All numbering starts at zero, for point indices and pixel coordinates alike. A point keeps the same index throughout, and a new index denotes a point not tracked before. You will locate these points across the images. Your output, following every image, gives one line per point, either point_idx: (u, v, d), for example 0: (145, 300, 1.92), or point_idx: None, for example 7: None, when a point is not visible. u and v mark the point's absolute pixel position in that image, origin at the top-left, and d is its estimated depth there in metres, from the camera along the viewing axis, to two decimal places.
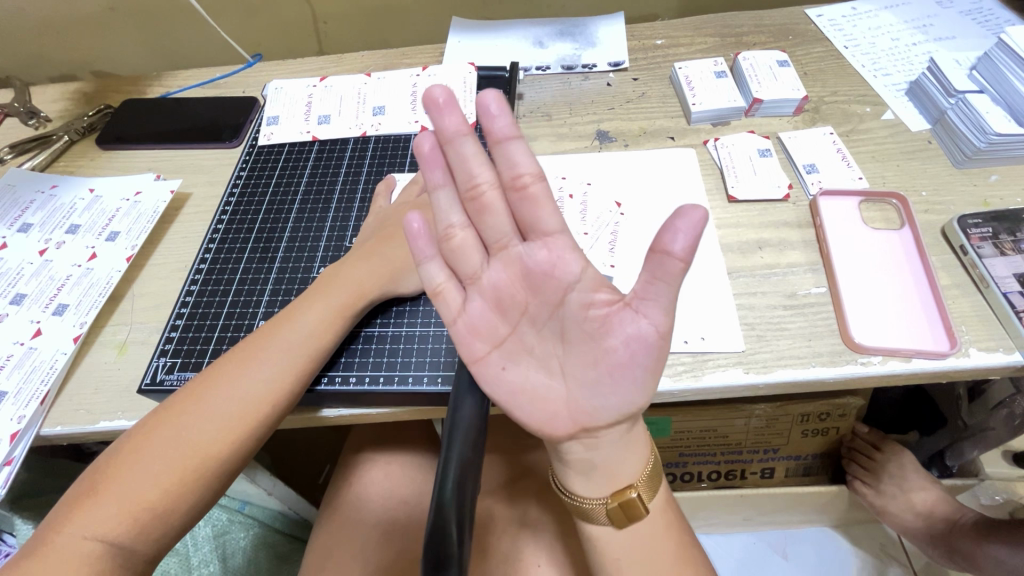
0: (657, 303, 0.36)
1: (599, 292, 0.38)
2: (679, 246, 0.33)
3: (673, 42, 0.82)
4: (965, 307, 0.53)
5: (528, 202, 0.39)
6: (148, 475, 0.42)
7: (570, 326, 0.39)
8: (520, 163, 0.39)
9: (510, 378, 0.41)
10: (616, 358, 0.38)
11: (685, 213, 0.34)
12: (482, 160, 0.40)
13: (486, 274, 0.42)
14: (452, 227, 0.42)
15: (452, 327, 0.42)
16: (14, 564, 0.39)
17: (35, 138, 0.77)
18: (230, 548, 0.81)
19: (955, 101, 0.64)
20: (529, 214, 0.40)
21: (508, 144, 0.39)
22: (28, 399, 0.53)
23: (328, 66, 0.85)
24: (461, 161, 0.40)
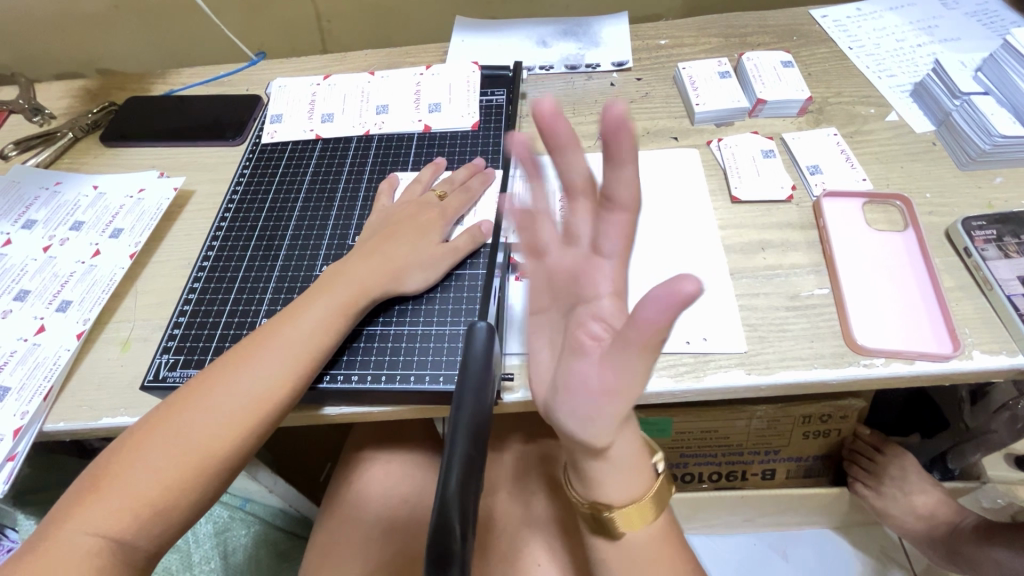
0: (623, 354, 0.36)
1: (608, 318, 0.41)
2: (648, 314, 0.33)
3: (677, 42, 0.82)
4: (968, 310, 0.53)
5: (610, 217, 0.44)
6: (151, 472, 0.42)
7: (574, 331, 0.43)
8: (621, 188, 0.43)
9: (530, 341, 0.46)
10: (572, 381, 0.40)
11: (671, 284, 0.32)
12: (581, 170, 0.45)
13: (546, 254, 0.46)
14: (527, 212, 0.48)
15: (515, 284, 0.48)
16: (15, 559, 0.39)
17: (39, 135, 0.78)
18: (231, 545, 0.81)
19: (960, 103, 0.64)
20: (603, 227, 0.44)
21: (619, 168, 0.42)
22: (31, 396, 0.53)
23: (332, 65, 0.85)
24: (563, 166, 0.45)
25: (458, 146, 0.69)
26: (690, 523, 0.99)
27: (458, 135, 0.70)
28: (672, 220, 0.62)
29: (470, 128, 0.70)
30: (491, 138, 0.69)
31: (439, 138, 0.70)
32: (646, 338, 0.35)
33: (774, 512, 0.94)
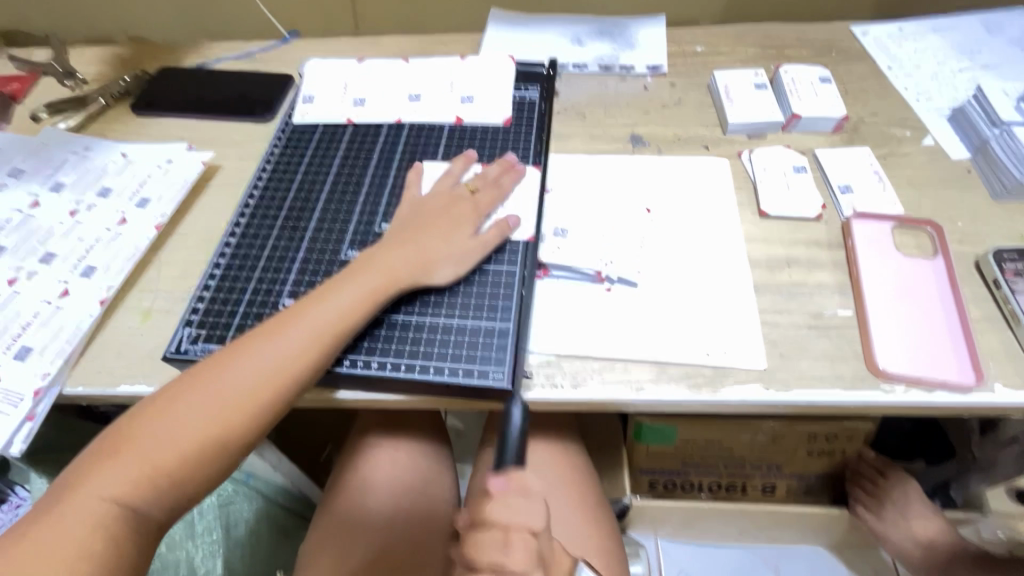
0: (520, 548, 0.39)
1: (525, 535, 0.40)
2: (537, 515, 0.41)
3: (714, 49, 0.81)
4: (992, 342, 0.52)
5: (516, 509, 0.41)
6: (171, 440, 0.42)
7: (518, 536, 0.39)
8: (534, 515, 0.41)
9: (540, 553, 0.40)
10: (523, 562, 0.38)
11: (509, 533, 0.40)
12: (536, 505, 0.42)
13: (534, 516, 0.41)
14: (517, 518, 0.40)
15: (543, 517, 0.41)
16: (30, 519, 0.39)
17: (71, 99, 0.78)
18: (234, 518, 0.81)
19: (999, 132, 0.64)
20: (521, 504, 0.41)
21: (530, 494, 0.42)
22: (53, 357, 0.54)
23: (365, 49, 0.85)
24: (521, 505, 0.41)
25: (489, 140, 0.68)
26: (686, 531, 0.99)
27: (491, 128, 0.70)
28: (698, 228, 0.62)
29: (503, 122, 0.70)
30: (522, 134, 0.69)
31: (471, 129, 0.70)
32: (512, 532, 0.40)
33: (772, 527, 0.94)
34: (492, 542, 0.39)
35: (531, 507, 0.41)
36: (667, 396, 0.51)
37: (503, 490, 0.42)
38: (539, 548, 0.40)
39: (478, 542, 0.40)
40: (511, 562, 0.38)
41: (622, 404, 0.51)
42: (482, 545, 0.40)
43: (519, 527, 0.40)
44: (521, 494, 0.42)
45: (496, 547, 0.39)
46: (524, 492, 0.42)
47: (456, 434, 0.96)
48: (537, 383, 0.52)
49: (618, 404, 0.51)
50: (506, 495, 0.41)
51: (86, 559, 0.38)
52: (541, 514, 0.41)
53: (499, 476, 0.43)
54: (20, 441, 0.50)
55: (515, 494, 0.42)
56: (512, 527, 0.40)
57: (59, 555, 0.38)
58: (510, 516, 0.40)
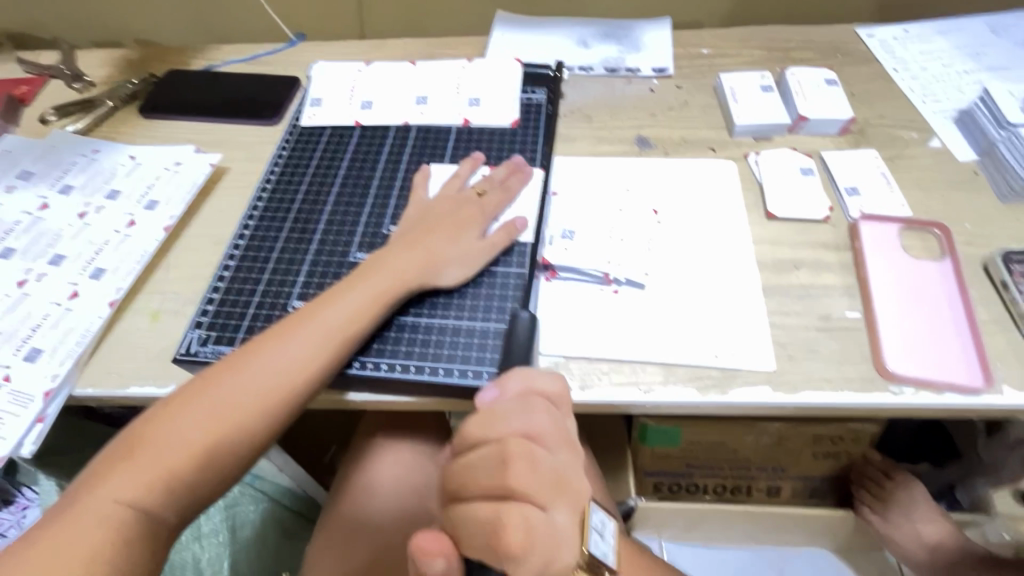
0: (519, 460, 0.36)
1: (527, 449, 0.37)
2: (539, 421, 0.38)
3: (719, 51, 0.81)
4: (1001, 344, 0.52)
5: (517, 414, 0.38)
6: (184, 443, 0.42)
7: (519, 468, 0.36)
8: (536, 423, 0.38)
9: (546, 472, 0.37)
10: (528, 483, 0.36)
11: (506, 429, 0.37)
12: (537, 412, 0.39)
13: (536, 425, 0.38)
14: (517, 422, 0.38)
15: (546, 431, 0.38)
16: (46, 522, 0.40)
17: (79, 102, 0.79)
18: (240, 520, 0.82)
19: (1007, 134, 0.64)
20: (519, 414, 0.38)
21: (531, 405, 0.39)
22: (63, 359, 0.54)
23: (372, 52, 0.85)
24: (520, 418, 0.38)
25: (496, 143, 0.69)
26: (691, 533, 0.99)
27: (497, 130, 0.70)
28: (706, 230, 0.62)
29: (510, 125, 0.70)
30: (529, 136, 0.69)
31: (478, 131, 0.70)
32: (509, 444, 0.36)
33: (777, 529, 0.94)
34: (486, 464, 0.36)
35: (528, 410, 0.38)
36: (676, 398, 0.51)
37: (500, 397, 0.40)
38: (541, 453, 0.37)
39: (470, 466, 0.36)
40: (512, 479, 0.35)
41: (631, 406, 0.51)
42: (475, 468, 0.36)
43: (520, 433, 0.37)
44: (521, 407, 0.39)
45: (491, 466, 0.36)
46: (523, 398, 0.39)
47: None
48: None
49: (626, 407, 0.51)
50: (502, 406, 0.38)
51: (99, 561, 0.38)
52: (542, 417, 0.38)
53: (489, 387, 0.40)
54: (30, 443, 0.50)
55: (512, 400, 0.39)
56: (509, 436, 0.37)
57: (73, 557, 0.38)
58: (507, 423, 0.37)
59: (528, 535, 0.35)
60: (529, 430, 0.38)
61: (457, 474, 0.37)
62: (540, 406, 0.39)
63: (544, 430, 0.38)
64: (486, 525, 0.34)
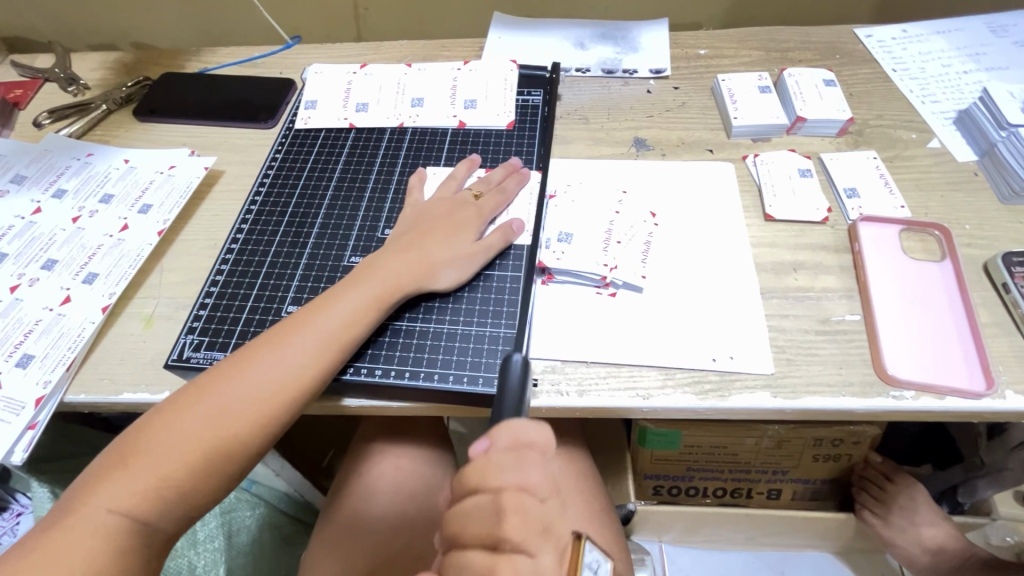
0: (509, 515, 0.32)
1: (517, 505, 0.33)
2: (532, 475, 0.34)
3: (717, 52, 0.81)
4: (1004, 348, 0.52)
5: (508, 465, 0.34)
6: (178, 451, 0.42)
7: (510, 521, 0.32)
8: (529, 476, 0.34)
9: (540, 526, 0.33)
10: (519, 538, 0.32)
11: (499, 484, 0.33)
12: (530, 462, 0.34)
13: (528, 478, 0.34)
14: (508, 476, 0.33)
15: (539, 481, 0.34)
16: (39, 531, 0.39)
17: (74, 105, 0.78)
18: (236, 525, 0.81)
19: (1007, 134, 0.63)
20: (509, 464, 0.34)
21: (525, 453, 0.35)
22: (54, 365, 0.53)
23: (367, 54, 0.85)
24: (510, 470, 0.34)
25: (492, 145, 0.68)
26: (691, 537, 0.98)
27: (493, 132, 0.69)
28: (703, 233, 0.61)
29: (505, 127, 0.69)
30: (525, 139, 0.68)
31: (474, 134, 0.69)
32: (501, 498, 0.33)
33: (778, 533, 0.93)
34: (478, 514, 0.33)
35: (522, 463, 0.34)
36: (673, 403, 0.50)
37: (490, 447, 0.35)
38: (537, 509, 0.33)
39: (462, 513, 0.34)
40: (504, 534, 0.32)
41: (628, 411, 0.51)
42: (471, 517, 0.33)
43: (512, 486, 0.33)
44: (514, 455, 0.34)
45: (482, 516, 0.33)
46: (516, 446, 0.35)
47: (460, 440, 0.95)
48: (542, 390, 0.51)
49: (623, 411, 0.51)
50: (492, 456, 0.34)
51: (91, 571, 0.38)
52: (535, 469, 0.34)
53: (478, 436, 0.35)
54: (20, 450, 0.49)
55: (503, 449, 0.34)
56: (505, 490, 0.33)
57: (65, 567, 0.37)
58: (500, 477, 0.33)
59: None
60: (521, 480, 0.33)
61: (452, 524, 0.34)
62: (533, 454, 0.35)
63: (539, 481, 0.34)
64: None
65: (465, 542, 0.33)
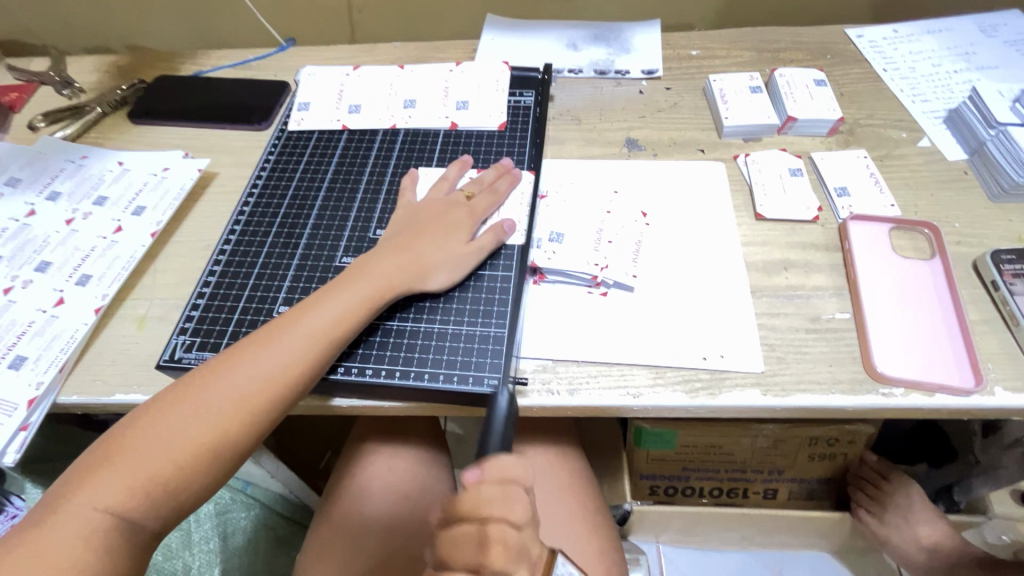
0: (494, 545, 0.36)
1: (501, 536, 0.37)
2: (516, 509, 0.38)
3: (709, 53, 0.81)
4: (992, 345, 0.52)
5: (495, 499, 0.38)
6: (164, 449, 0.42)
7: (494, 550, 0.36)
8: (512, 509, 0.38)
9: (518, 555, 0.37)
10: (500, 563, 0.36)
11: (485, 516, 0.37)
12: (515, 497, 0.38)
13: (511, 510, 0.38)
14: (494, 510, 0.37)
15: (521, 514, 0.38)
16: (22, 531, 0.39)
17: (68, 108, 0.79)
18: (231, 527, 0.81)
19: (996, 133, 0.63)
20: (495, 498, 0.38)
21: (509, 489, 0.39)
22: (47, 366, 0.54)
23: (361, 56, 0.85)
24: (495, 504, 0.38)
25: (484, 146, 0.68)
26: (688, 537, 0.98)
27: (485, 133, 0.70)
28: (694, 232, 0.61)
29: (497, 128, 0.70)
30: (517, 140, 0.69)
31: (466, 135, 0.70)
32: (486, 528, 0.37)
33: (775, 533, 0.93)
34: (466, 541, 0.37)
35: (508, 497, 0.38)
36: (664, 402, 0.50)
37: (480, 479, 0.39)
38: (517, 537, 0.37)
39: (450, 543, 0.37)
40: (490, 561, 0.36)
41: (618, 409, 0.51)
42: (458, 542, 0.37)
43: (498, 517, 0.37)
44: (500, 490, 0.38)
45: (469, 544, 0.36)
46: (503, 481, 0.39)
47: (456, 442, 0.95)
48: (532, 388, 0.52)
49: (614, 410, 0.51)
50: (480, 489, 0.38)
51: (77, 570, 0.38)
52: (519, 504, 0.38)
53: (471, 467, 0.39)
54: (12, 451, 0.49)
55: (492, 483, 0.39)
56: (491, 520, 0.37)
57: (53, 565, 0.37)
58: (489, 509, 0.37)
59: None
60: (505, 512, 0.37)
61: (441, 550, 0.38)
62: (517, 490, 0.39)
63: (520, 514, 0.38)
64: None
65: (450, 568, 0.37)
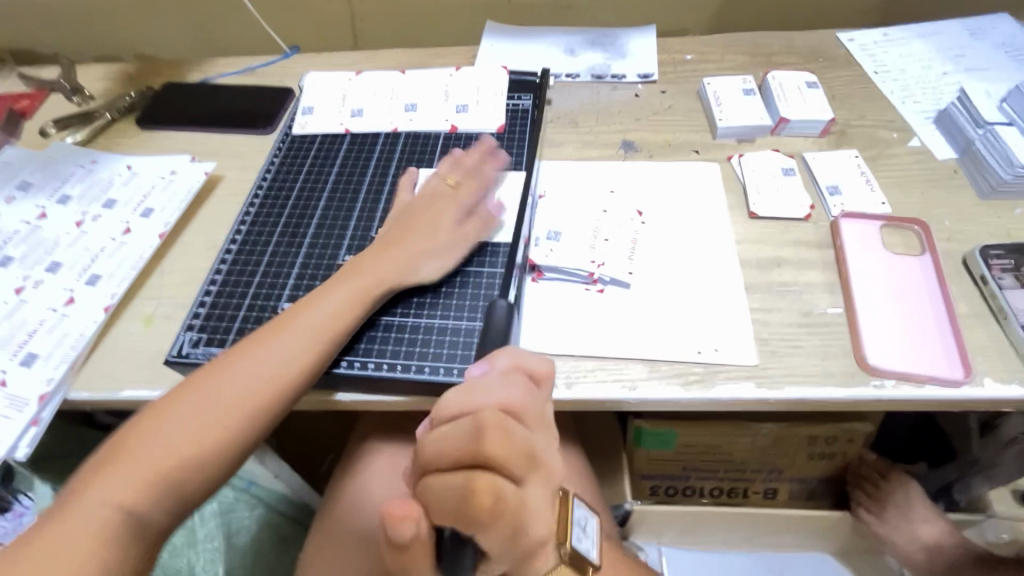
0: (487, 426, 0.38)
1: (499, 421, 0.38)
2: (515, 394, 0.41)
3: (703, 57, 0.83)
4: (981, 338, 0.53)
5: (496, 387, 0.41)
6: (170, 445, 0.43)
7: (491, 435, 0.37)
8: (510, 396, 0.40)
9: (519, 444, 0.38)
10: (493, 446, 0.37)
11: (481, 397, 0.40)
12: (515, 386, 0.41)
13: (511, 398, 0.40)
14: (491, 397, 0.40)
15: (521, 405, 0.40)
16: (36, 527, 0.39)
17: (78, 114, 0.81)
18: (235, 525, 0.83)
19: (984, 132, 0.65)
20: (494, 390, 0.40)
21: (510, 382, 0.42)
22: (58, 363, 0.55)
23: (364, 62, 0.87)
24: (492, 394, 0.40)
25: None
26: (689, 538, 0.99)
27: (485, 135, 0.71)
28: (689, 230, 0.63)
29: (496, 130, 0.71)
30: (515, 142, 0.70)
31: (465, 137, 0.71)
32: (483, 421, 0.38)
33: (776, 533, 0.93)
34: (461, 430, 0.38)
35: (506, 386, 0.41)
36: (659, 394, 0.51)
37: (487, 372, 0.43)
38: (518, 429, 0.39)
39: (444, 439, 0.38)
40: (487, 448, 0.37)
41: (615, 402, 0.52)
42: (452, 436, 0.38)
43: (500, 405, 0.39)
44: (503, 380, 0.42)
45: (467, 435, 0.38)
46: (509, 373, 0.43)
47: None
48: None
49: (611, 402, 0.52)
50: (482, 383, 0.41)
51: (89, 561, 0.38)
52: (518, 392, 0.41)
53: (479, 362, 0.44)
54: (24, 445, 0.51)
55: (502, 374, 0.43)
56: (487, 411, 0.39)
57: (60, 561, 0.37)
58: (484, 399, 0.40)
59: (496, 500, 0.37)
60: (504, 398, 0.40)
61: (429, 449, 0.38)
62: (524, 384, 0.42)
63: (521, 402, 0.40)
64: (458, 490, 0.36)
65: (444, 464, 0.38)
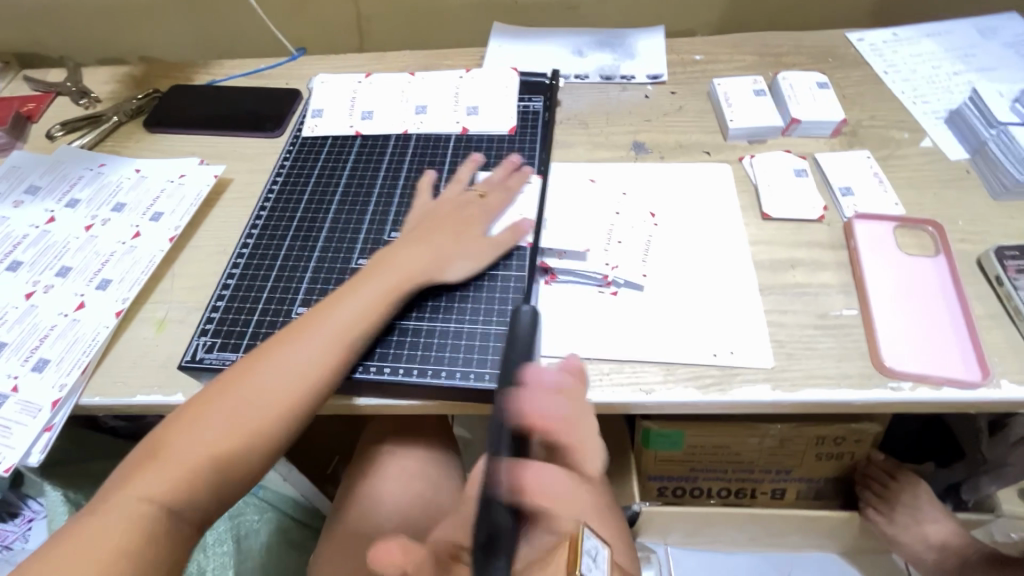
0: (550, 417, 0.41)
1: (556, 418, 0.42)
2: (565, 406, 0.45)
3: (713, 58, 0.83)
4: (998, 339, 0.53)
5: (554, 394, 0.44)
6: (205, 442, 0.43)
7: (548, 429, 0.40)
8: (563, 408, 0.44)
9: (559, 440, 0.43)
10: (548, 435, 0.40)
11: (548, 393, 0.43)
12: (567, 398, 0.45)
13: (563, 408, 0.44)
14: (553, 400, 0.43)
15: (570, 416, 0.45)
16: (76, 520, 0.41)
17: (86, 117, 0.80)
18: (245, 529, 0.82)
19: (996, 132, 0.65)
20: (554, 396, 0.44)
21: (564, 397, 0.45)
22: (69, 368, 0.55)
23: (371, 64, 0.87)
24: (552, 396, 0.44)
25: (495, 149, 0.70)
26: (697, 538, 0.99)
27: (496, 137, 0.71)
28: (702, 232, 0.62)
29: (508, 132, 0.71)
30: (527, 144, 0.70)
31: (476, 139, 0.71)
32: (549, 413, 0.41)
33: (783, 533, 0.93)
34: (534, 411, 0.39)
35: (562, 399, 0.45)
36: (675, 397, 0.51)
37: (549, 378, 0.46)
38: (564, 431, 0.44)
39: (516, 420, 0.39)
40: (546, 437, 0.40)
41: (632, 406, 0.52)
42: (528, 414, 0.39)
43: (558, 408, 0.43)
44: (558, 391, 0.45)
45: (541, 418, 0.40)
46: (565, 388, 0.46)
47: (465, 445, 0.91)
48: None
49: (627, 406, 0.52)
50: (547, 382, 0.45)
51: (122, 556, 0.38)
52: (568, 405, 0.45)
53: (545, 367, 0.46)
54: (37, 452, 0.50)
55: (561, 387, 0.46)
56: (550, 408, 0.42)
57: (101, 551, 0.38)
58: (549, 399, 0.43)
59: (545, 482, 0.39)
60: (562, 405, 0.44)
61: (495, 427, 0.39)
62: (575, 393, 0.48)
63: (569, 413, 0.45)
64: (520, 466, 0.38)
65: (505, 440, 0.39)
